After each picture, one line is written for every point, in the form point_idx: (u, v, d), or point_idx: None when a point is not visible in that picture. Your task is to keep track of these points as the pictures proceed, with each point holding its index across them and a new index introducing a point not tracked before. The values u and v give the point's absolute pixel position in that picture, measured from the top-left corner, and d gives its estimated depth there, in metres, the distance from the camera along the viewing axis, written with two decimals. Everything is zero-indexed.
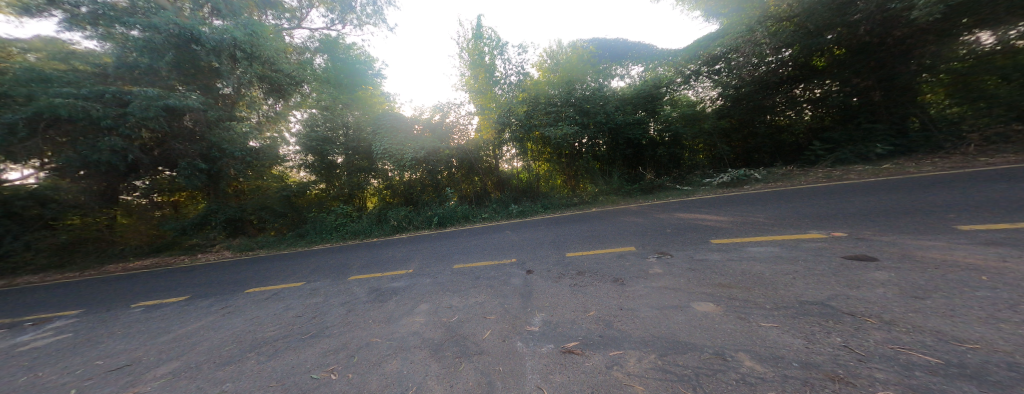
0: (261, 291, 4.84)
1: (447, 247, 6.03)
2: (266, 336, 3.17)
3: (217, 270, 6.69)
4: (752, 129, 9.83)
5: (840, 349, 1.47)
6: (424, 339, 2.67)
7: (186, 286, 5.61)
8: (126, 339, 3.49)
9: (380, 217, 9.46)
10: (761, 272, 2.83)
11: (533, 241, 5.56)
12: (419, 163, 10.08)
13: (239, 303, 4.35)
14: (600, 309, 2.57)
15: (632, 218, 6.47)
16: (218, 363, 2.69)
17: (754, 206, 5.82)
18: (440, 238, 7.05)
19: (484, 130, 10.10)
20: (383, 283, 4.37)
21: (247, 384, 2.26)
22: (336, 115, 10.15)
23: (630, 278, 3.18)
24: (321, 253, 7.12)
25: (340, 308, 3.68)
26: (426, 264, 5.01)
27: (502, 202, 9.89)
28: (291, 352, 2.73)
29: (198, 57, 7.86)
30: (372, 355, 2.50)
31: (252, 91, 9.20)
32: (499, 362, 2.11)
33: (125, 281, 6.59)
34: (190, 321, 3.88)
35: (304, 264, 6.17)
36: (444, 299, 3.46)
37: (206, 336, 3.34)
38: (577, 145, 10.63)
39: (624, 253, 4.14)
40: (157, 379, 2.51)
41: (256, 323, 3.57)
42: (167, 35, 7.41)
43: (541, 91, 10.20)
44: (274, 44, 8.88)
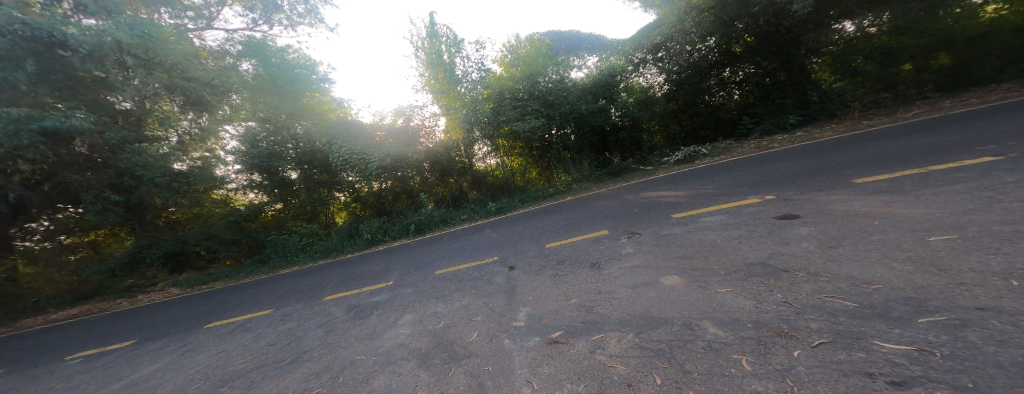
0: (223, 324, 4.43)
1: (426, 254, 5.88)
2: (236, 369, 2.92)
3: (166, 309, 6.02)
4: (695, 109, 10.33)
5: (781, 305, 1.63)
6: (411, 349, 2.59)
7: (132, 330, 4.99)
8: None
9: (352, 231, 9.00)
10: (715, 239, 3.05)
11: (512, 237, 5.58)
12: (387, 170, 9.67)
13: (202, 339, 3.95)
14: (580, 295, 2.64)
15: (603, 202, 6.72)
16: None
17: (710, 178, 6.24)
18: (418, 246, 6.86)
19: (451, 131, 9.93)
20: (362, 299, 4.18)
21: None
22: (281, 128, 9.62)
23: (606, 261, 3.29)
24: (289, 277, 6.63)
25: (317, 330, 3.46)
26: (405, 274, 4.84)
27: (480, 201, 9.76)
28: (268, 382, 2.54)
29: (73, 66, 6.08)
30: (358, 373, 2.39)
31: (162, 104, 7.61)
32: (487, 363, 2.10)
33: (49, 333, 5.74)
34: (143, 365, 3.48)
35: (272, 291, 5.71)
36: (426, 308, 3.37)
37: (165, 378, 3.02)
38: (548, 136, 10.84)
39: (598, 237, 4.29)
40: None
41: (225, 356, 3.28)
42: (15, 37, 5.34)
43: (505, 87, 10.10)
44: (178, 46, 7.20)
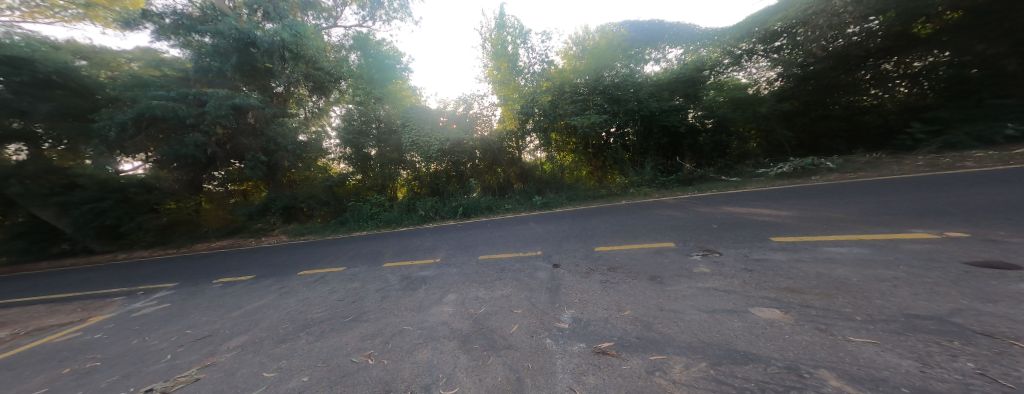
0: (308, 274, 5.18)
1: (472, 237, 6.08)
2: (314, 316, 3.37)
3: (277, 251, 7.37)
4: (822, 111, 8.67)
5: (974, 377, 1.12)
6: (452, 329, 2.69)
7: (248, 266, 6.21)
8: (207, 313, 3.92)
9: (409, 206, 9.73)
10: (847, 277, 2.53)
11: (555, 233, 5.52)
12: (444, 153, 10.19)
13: (290, 284, 4.68)
14: (635, 310, 2.47)
15: (658, 213, 6.28)
16: (275, 340, 2.95)
17: (809, 203, 5.36)
18: (465, 228, 7.14)
19: (506, 121, 9.98)
20: (412, 271, 4.48)
21: (297, 364, 2.48)
22: (369, 109, 10.36)
23: (668, 276, 3.15)
24: (357, 240, 7.51)
25: (375, 293, 3.81)
26: (451, 254, 5.09)
27: (525, 193, 9.81)
28: (334, 334, 2.89)
29: (257, 59, 8.75)
30: (405, 343, 2.58)
31: (299, 89, 10.07)
32: (531, 360, 2.09)
33: (197, 259, 7.46)
34: (255, 299, 4.24)
35: (343, 251, 6.50)
36: (469, 290, 3.47)
37: (268, 314, 3.63)
38: (605, 135, 10.27)
39: (660, 249, 4.11)
40: (229, 351, 2.84)
41: (305, 303, 3.80)
42: (231, 39, 8.26)
43: (565, 80, 9.93)
44: (316, 43, 9.63)
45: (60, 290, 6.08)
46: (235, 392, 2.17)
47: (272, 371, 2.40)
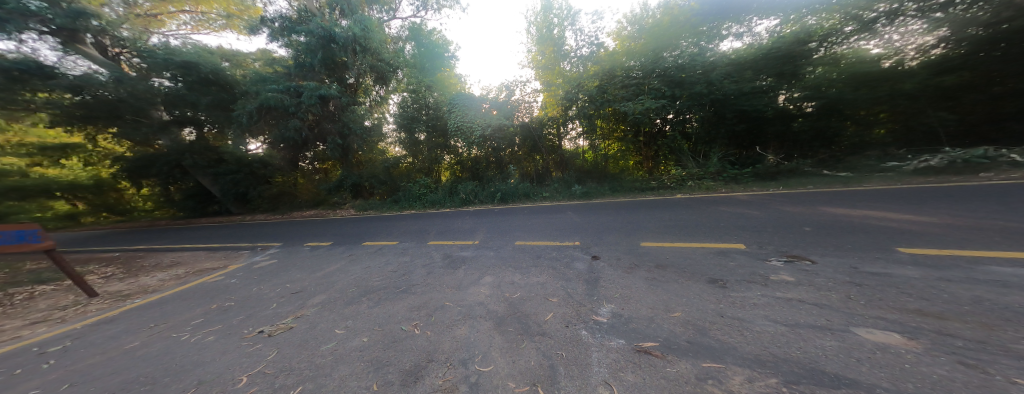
0: (370, 245, 5.93)
1: (509, 223, 6.19)
2: (373, 284, 3.83)
3: (348, 223, 8.64)
4: (1011, 86, 6.28)
5: None
6: (488, 310, 2.78)
7: (327, 234, 7.40)
8: (297, 271, 4.79)
9: (452, 189, 10.28)
10: (1021, 306, 1.85)
11: (594, 224, 5.27)
12: (486, 139, 10.51)
13: (356, 253, 5.39)
14: (688, 312, 2.21)
15: (718, 210, 5.51)
16: (344, 301, 3.44)
17: (959, 211, 4.04)
18: (504, 213, 7.33)
19: (548, 107, 9.85)
20: (454, 251, 4.78)
21: (359, 325, 2.88)
22: (420, 95, 11.14)
23: (736, 282, 2.73)
24: (410, 218, 8.34)
25: (421, 269, 4.15)
26: (489, 237, 5.26)
27: (564, 182, 9.63)
28: (388, 303, 3.25)
29: (335, 53, 10.25)
30: (446, 318, 2.77)
31: (367, 80, 11.32)
32: (565, 350, 2.04)
33: (291, 225, 9.18)
34: (330, 263, 5.00)
35: (397, 227, 7.26)
36: (505, 274, 3.54)
37: (339, 277, 4.25)
38: (660, 123, 9.42)
39: (725, 251, 3.60)
40: (311, 307, 3.42)
41: (366, 272, 4.33)
42: (317, 35, 9.87)
43: (617, 64, 9.21)
44: (379, 35, 10.76)
45: (209, 241, 8.10)
46: (317, 343, 2.63)
47: (342, 330, 2.83)
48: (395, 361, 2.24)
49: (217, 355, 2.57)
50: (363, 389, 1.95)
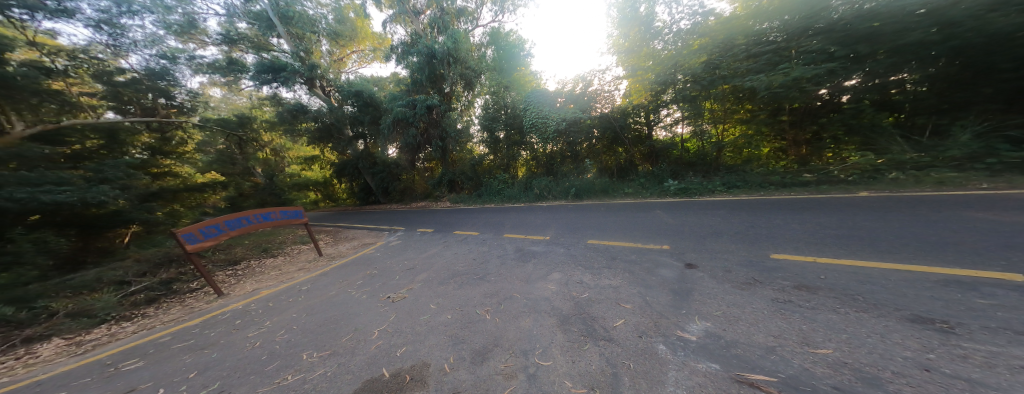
0: (459, 234, 6.92)
1: (583, 221, 6.00)
2: (458, 269, 4.35)
3: (449, 214, 10.50)
4: None
5: None
6: (553, 306, 2.66)
7: (433, 223, 9.14)
8: (410, 251, 6.07)
9: (527, 184, 11.37)
10: None
11: (688, 229, 4.42)
12: (561, 134, 10.67)
13: (449, 240, 6.38)
14: (844, 353, 1.48)
15: (935, 220, 3.48)
16: (437, 282, 4.06)
17: None
18: (580, 211, 7.28)
19: (633, 94, 9.30)
20: (526, 245, 4.94)
21: (445, 304, 3.31)
22: (499, 96, 11.94)
23: (966, 324, 1.64)
24: (496, 212, 9.36)
25: (496, 259, 4.46)
26: (560, 234, 5.21)
27: (655, 176, 8.94)
28: (467, 287, 3.61)
29: (437, 68, 12.58)
30: (513, 308, 2.82)
31: (459, 89, 13.46)
32: (636, 362, 1.70)
33: (413, 214, 11.86)
34: (431, 247, 6.09)
35: (483, 220, 8.21)
36: (573, 273, 3.34)
37: (435, 260, 5.10)
38: (824, 95, 6.69)
39: (939, 276, 2.27)
40: (415, 283, 4.19)
41: (454, 257, 5.01)
42: (422, 52, 12.31)
43: (738, 31, 7.18)
44: (463, 45, 12.53)
45: (366, 223, 11.49)
46: (415, 315, 3.21)
47: (434, 306, 3.34)
48: (467, 341, 2.46)
49: (362, 312, 3.57)
50: (444, 359, 2.28)
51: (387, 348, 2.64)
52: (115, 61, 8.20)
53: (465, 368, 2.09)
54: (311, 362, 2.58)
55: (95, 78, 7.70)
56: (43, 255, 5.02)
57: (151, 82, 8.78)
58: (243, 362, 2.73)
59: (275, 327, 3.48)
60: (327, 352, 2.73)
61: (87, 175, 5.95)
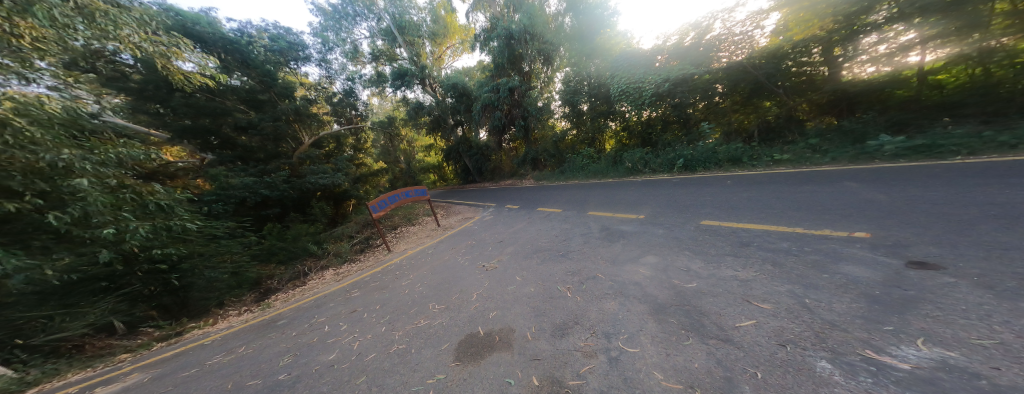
0: (543, 210, 7.09)
1: (690, 198, 5.14)
2: (542, 245, 4.46)
3: (534, 192, 11.01)
4: None
5: None
6: (646, 293, 2.35)
7: (519, 200, 9.74)
8: (500, 225, 6.64)
9: (615, 158, 10.83)
10: None
11: (885, 214, 3.03)
12: (662, 98, 9.20)
13: (533, 216, 6.63)
14: None
15: None
16: (522, 255, 4.28)
17: None
18: (684, 186, 6.29)
19: (802, 30, 6.64)
20: (613, 224, 4.59)
21: (530, 277, 3.45)
22: (582, 67, 11.85)
23: None
24: (579, 189, 9.18)
25: (580, 237, 4.33)
26: (657, 214, 4.59)
27: (847, 132, 6.31)
28: (550, 263, 3.64)
29: (516, 48, 12.84)
30: (596, 289, 2.67)
31: (537, 66, 13.65)
32: (768, 373, 1.29)
33: (504, 192, 13.00)
34: (518, 222, 6.48)
35: (567, 197, 8.19)
36: (678, 258, 2.84)
37: (522, 234, 5.37)
38: None
39: None
40: (504, 255, 4.54)
41: (539, 233, 5.16)
42: (503, 35, 12.60)
43: None
44: (538, 19, 12.37)
45: (466, 199, 13.36)
46: (504, 284, 3.49)
47: (520, 277, 3.53)
48: (549, 314, 2.48)
49: (464, 275, 4.16)
50: (527, 328, 2.39)
51: (483, 310, 2.98)
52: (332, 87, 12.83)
53: (546, 340, 2.13)
54: (434, 312, 3.22)
55: (326, 101, 12.26)
56: (322, 215, 9.66)
57: (342, 98, 12.48)
58: (401, 303, 3.67)
59: (415, 278, 4.52)
60: (443, 305, 3.33)
61: (334, 167, 10.71)
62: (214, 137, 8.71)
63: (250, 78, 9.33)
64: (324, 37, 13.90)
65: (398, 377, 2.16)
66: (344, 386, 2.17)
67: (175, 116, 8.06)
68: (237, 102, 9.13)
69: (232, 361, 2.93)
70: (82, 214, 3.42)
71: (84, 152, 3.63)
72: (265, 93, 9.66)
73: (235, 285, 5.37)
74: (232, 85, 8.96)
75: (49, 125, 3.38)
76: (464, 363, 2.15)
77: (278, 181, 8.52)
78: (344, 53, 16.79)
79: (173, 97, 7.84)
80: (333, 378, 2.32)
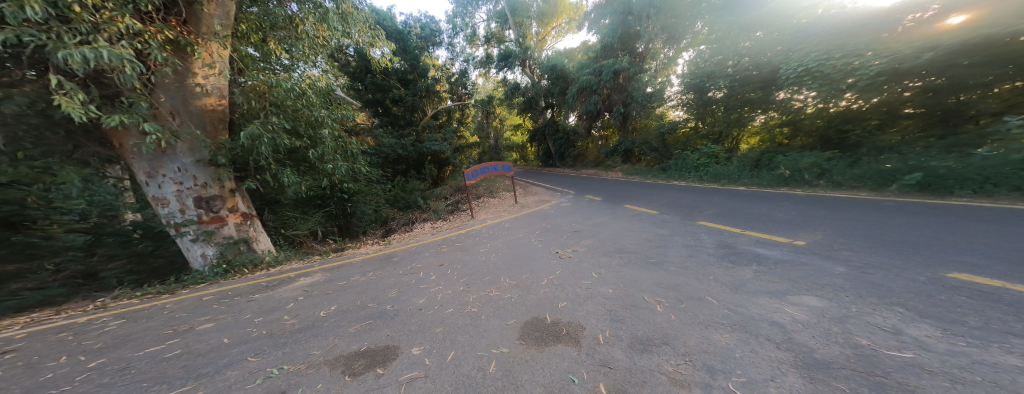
0: (631, 208, 6.66)
1: (865, 231, 3.87)
2: (628, 245, 4.15)
3: (621, 186, 10.53)
4: None
5: None
6: (787, 341, 1.81)
7: (603, 192, 9.44)
8: (580, 215, 6.47)
9: (760, 161, 9.31)
10: None
11: None
12: (900, 77, 6.18)
13: (619, 212, 6.26)
14: None
15: None
16: (603, 251, 4.07)
17: None
18: (850, 211, 4.92)
19: None
20: (737, 242, 3.89)
21: (608, 276, 3.24)
22: (728, 44, 10.15)
23: None
24: (687, 192, 8.17)
25: (682, 248, 3.83)
26: (814, 243, 3.63)
27: None
28: (638, 268, 3.32)
29: (631, 24, 13.55)
30: (701, 313, 2.26)
31: (655, 45, 13.70)
32: None
33: (587, 181, 12.86)
34: (600, 215, 6.25)
35: (666, 198, 7.48)
36: (856, 310, 2.09)
37: (603, 229, 5.15)
38: None
39: None
40: (579, 246, 4.41)
41: (626, 230, 4.88)
42: (620, 12, 13.47)
43: None
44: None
45: (550, 181, 13.77)
46: (577, 276, 3.38)
47: (596, 274, 3.33)
48: (629, 323, 2.25)
49: (538, 257, 4.22)
50: (600, 330, 2.22)
51: (553, 297, 2.93)
52: (453, 68, 14.62)
53: (622, 349, 1.93)
54: (505, 285, 3.36)
55: (449, 82, 13.76)
56: (429, 176, 11.89)
57: (457, 78, 14.04)
58: (478, 267, 4.01)
59: (491, 248, 4.85)
60: (514, 281, 3.44)
61: (443, 137, 12.29)
62: (380, 109, 11.36)
63: (405, 61, 11.42)
64: (454, 24, 16.08)
65: (470, 337, 2.33)
66: (426, 331, 2.47)
67: (365, 90, 11.04)
68: (396, 81, 11.36)
69: (360, 282, 3.75)
70: (321, 152, 5.65)
71: (331, 112, 6.18)
72: (411, 72, 11.60)
73: (373, 221, 8.17)
74: (397, 70, 11.25)
75: (322, 94, 6.12)
76: (529, 343, 2.16)
77: (409, 144, 11.00)
78: (465, 36, 19.04)
79: (368, 78, 10.72)
80: (419, 321, 2.67)
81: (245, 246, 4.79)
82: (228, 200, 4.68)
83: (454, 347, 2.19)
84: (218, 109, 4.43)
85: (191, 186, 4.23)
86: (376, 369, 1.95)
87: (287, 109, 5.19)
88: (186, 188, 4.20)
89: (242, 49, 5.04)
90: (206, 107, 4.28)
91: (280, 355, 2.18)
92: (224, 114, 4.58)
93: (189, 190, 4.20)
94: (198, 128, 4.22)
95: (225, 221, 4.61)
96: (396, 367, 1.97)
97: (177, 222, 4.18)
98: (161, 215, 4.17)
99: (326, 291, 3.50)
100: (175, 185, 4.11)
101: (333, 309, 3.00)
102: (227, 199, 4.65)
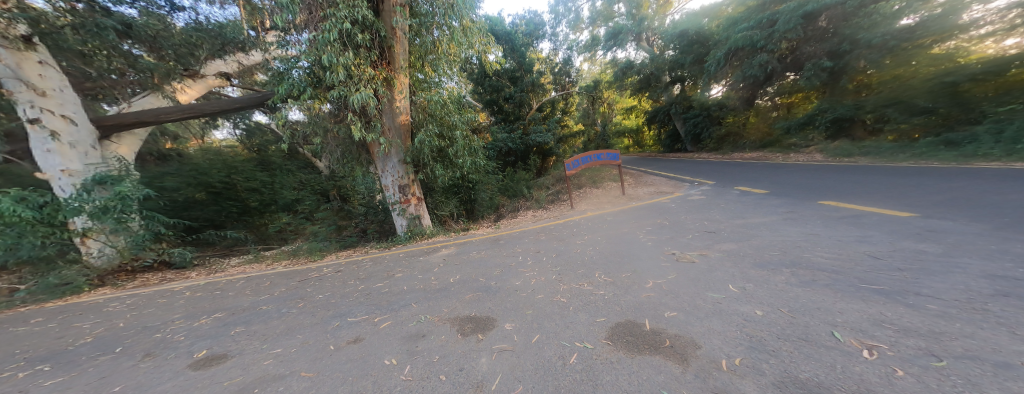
0: (838, 210, 4.74)
1: None
2: (813, 260, 3.05)
3: (802, 176, 7.76)
4: None
5: None
6: None
7: (768, 184, 7.26)
8: (720, 213, 5.26)
9: None
10: None
11: None
12: None
13: (800, 215, 4.66)
14: None
15: None
16: (757, 262, 3.17)
17: None
18: None
19: None
20: None
21: (763, 295, 2.47)
22: None
23: None
24: (969, 187, 5.01)
25: (967, 275, 2.39)
26: None
27: None
28: (828, 293, 2.35)
29: None
30: (987, 380, 1.22)
31: None
32: None
33: (735, 169, 10.23)
34: (759, 215, 4.89)
35: (913, 199, 4.84)
36: None
37: (766, 234, 4.01)
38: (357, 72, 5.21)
39: None
40: (718, 251, 3.62)
41: (813, 241, 3.59)
42: None
43: None
44: None
45: (675, 170, 11.75)
46: (709, 286, 2.77)
47: (734, 288, 2.67)
48: (788, 361, 1.59)
49: (653, 257, 3.70)
50: (725, 354, 1.76)
51: (659, 303, 2.58)
52: (556, 58, 14.43)
53: (755, 383, 1.43)
54: (600, 281, 3.21)
55: (553, 73, 13.82)
56: (533, 166, 12.61)
57: (561, 67, 13.61)
58: (582, 258, 4.00)
59: (590, 240, 4.71)
60: (611, 279, 3.24)
61: (546, 128, 12.66)
62: (495, 108, 12.79)
63: (513, 59, 12.38)
64: (557, 12, 15.86)
65: (556, 325, 2.39)
66: (518, 311, 2.72)
67: (482, 92, 12.77)
68: (506, 81, 12.51)
69: (480, 258, 4.51)
70: (456, 148, 7.06)
71: (460, 117, 7.36)
72: (516, 69, 12.40)
73: (491, 207, 9.32)
74: (507, 69, 12.34)
75: (454, 101, 7.45)
76: (618, 344, 2.02)
77: (518, 137, 11.93)
78: (569, 23, 18.63)
79: (486, 81, 12.33)
80: (512, 301, 2.95)
81: (420, 220, 6.97)
82: (410, 187, 6.91)
83: (539, 332, 2.30)
84: (407, 124, 6.57)
85: (400, 177, 6.75)
86: (477, 334, 2.32)
87: (436, 116, 6.93)
88: (396, 177, 6.75)
89: (415, 76, 7.00)
90: (402, 121, 6.48)
91: (427, 306, 2.94)
92: (409, 125, 6.72)
93: (397, 179, 6.73)
94: (398, 138, 6.46)
95: (410, 202, 6.91)
96: (492, 336, 2.28)
97: (393, 200, 6.86)
98: (388, 195, 6.96)
99: (456, 262, 4.42)
100: (393, 177, 6.74)
101: (457, 278, 3.73)
102: (411, 185, 6.91)
